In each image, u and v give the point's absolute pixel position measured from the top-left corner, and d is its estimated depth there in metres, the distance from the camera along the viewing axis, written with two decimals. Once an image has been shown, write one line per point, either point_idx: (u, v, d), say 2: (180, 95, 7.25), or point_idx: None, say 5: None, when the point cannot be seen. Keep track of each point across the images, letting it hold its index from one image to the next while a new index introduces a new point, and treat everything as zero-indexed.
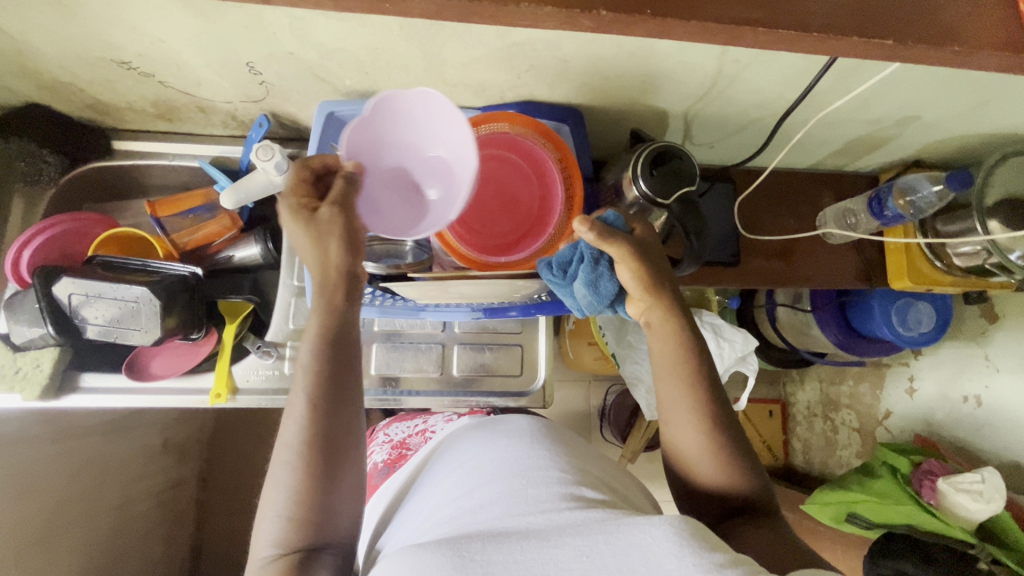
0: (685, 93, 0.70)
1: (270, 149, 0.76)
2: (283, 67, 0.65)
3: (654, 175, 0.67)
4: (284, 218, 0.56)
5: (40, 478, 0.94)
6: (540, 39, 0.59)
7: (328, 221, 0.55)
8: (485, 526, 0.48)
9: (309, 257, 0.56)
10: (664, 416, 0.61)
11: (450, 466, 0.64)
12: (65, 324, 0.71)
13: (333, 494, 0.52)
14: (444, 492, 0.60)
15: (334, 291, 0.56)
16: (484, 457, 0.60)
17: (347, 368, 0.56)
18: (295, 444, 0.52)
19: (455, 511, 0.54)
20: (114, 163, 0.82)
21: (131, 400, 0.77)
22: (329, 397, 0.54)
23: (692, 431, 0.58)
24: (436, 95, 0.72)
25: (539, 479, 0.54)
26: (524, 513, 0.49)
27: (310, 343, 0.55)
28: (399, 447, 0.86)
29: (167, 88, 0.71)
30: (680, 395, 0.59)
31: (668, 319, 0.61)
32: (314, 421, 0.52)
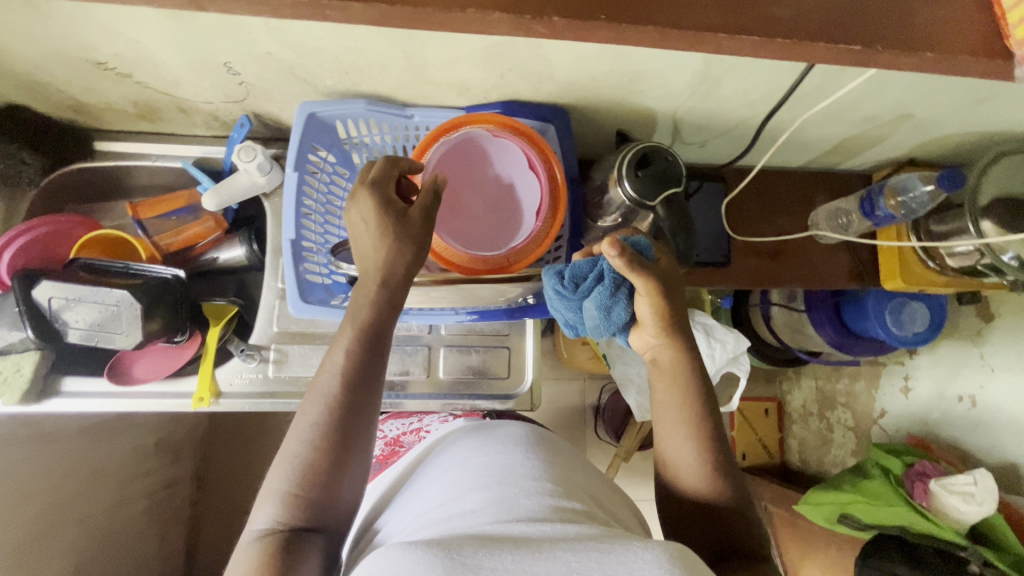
0: (671, 92, 0.69)
1: (252, 150, 0.75)
2: (261, 67, 0.64)
3: (639, 177, 0.66)
4: (372, 206, 0.54)
5: (31, 481, 0.93)
6: (520, 38, 0.57)
7: (413, 225, 0.55)
8: (475, 531, 0.47)
9: (371, 243, 0.54)
10: (659, 431, 0.62)
11: (442, 467, 0.63)
12: (45, 328, 0.71)
13: (340, 480, 0.51)
14: (435, 494, 0.58)
15: (392, 288, 0.55)
16: (483, 458, 0.59)
17: (379, 364, 0.55)
18: (315, 423, 0.51)
19: (447, 512, 0.53)
20: (96, 164, 0.81)
21: (114, 404, 0.77)
22: (360, 385, 0.53)
23: (687, 447, 0.59)
24: (419, 95, 0.71)
25: (541, 487, 0.53)
26: (515, 520, 0.48)
27: (354, 327, 0.54)
28: (392, 443, 0.84)
29: (146, 89, 0.70)
30: (676, 412, 0.60)
31: (672, 349, 0.61)
32: (340, 407, 0.52)
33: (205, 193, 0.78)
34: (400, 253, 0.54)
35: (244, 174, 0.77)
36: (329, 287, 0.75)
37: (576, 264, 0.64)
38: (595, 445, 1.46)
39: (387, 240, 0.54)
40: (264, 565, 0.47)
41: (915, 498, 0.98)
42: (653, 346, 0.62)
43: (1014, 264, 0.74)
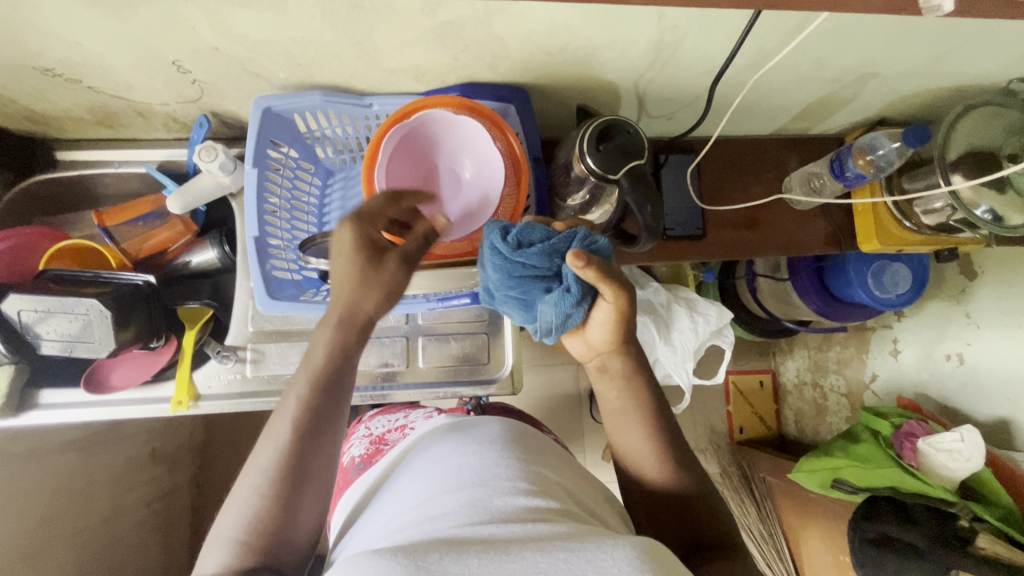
0: (630, 63, 0.68)
1: (212, 150, 0.74)
2: (211, 63, 0.63)
3: (600, 151, 0.65)
4: (350, 242, 0.53)
5: (21, 496, 0.94)
6: (467, 15, 0.57)
7: (387, 273, 0.54)
8: (443, 536, 0.47)
9: (343, 291, 0.53)
10: (612, 431, 0.64)
11: (413, 471, 0.63)
12: (15, 340, 0.70)
13: (291, 525, 0.51)
14: (405, 498, 0.58)
15: (353, 334, 0.55)
16: (453, 458, 0.59)
17: (338, 409, 0.54)
18: (268, 469, 0.50)
19: (415, 517, 0.52)
20: (59, 174, 0.80)
21: (98, 413, 0.77)
22: (313, 430, 0.52)
23: (641, 443, 0.62)
24: (376, 83, 0.70)
25: (512, 487, 0.53)
26: (485, 523, 0.48)
27: (308, 373, 0.53)
28: (376, 443, 0.82)
29: (99, 94, 0.69)
30: (632, 417, 0.62)
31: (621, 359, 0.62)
32: (291, 455, 0.51)
33: (170, 196, 0.77)
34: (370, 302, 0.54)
35: (208, 175, 0.76)
36: (299, 282, 0.76)
37: (525, 229, 0.56)
38: (590, 427, 1.46)
39: (355, 282, 0.53)
40: None
41: (903, 457, 0.98)
42: (602, 353, 0.62)
43: (987, 217, 0.73)
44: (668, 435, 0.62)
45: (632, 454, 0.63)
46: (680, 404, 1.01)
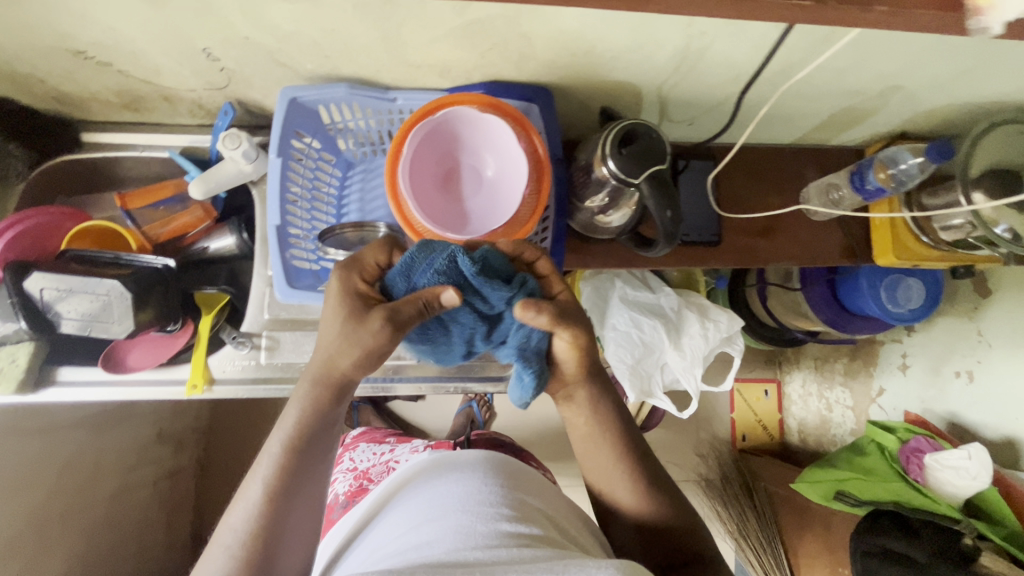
0: (655, 70, 0.68)
1: (236, 138, 0.75)
2: (240, 52, 0.64)
3: (623, 155, 0.65)
4: (338, 286, 0.57)
5: (31, 470, 0.96)
6: (497, 14, 0.57)
7: (364, 329, 0.54)
8: (429, 560, 0.49)
9: (319, 351, 0.57)
10: (588, 467, 0.67)
11: (396, 502, 0.64)
12: (37, 318, 0.72)
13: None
14: (390, 530, 0.60)
15: (325, 394, 0.58)
16: (438, 488, 0.61)
17: (311, 466, 0.59)
18: (244, 530, 0.55)
19: (395, 548, 0.55)
20: (83, 155, 0.81)
21: (112, 393, 0.78)
22: (283, 490, 0.56)
23: (617, 476, 0.65)
24: (401, 77, 0.70)
25: (494, 513, 0.56)
26: (469, 548, 0.51)
27: (283, 433, 0.58)
28: (360, 479, 0.90)
29: (129, 78, 0.70)
30: (604, 453, 0.65)
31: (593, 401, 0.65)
32: (266, 516, 0.55)
33: (192, 181, 0.78)
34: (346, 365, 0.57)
35: (230, 163, 0.77)
36: (317, 273, 0.76)
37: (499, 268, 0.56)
38: None
39: (335, 333, 0.55)
40: None
41: (909, 473, 0.99)
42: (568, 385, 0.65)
43: (1007, 236, 0.73)
44: (641, 462, 0.66)
45: (607, 486, 0.66)
46: (685, 410, 1.01)
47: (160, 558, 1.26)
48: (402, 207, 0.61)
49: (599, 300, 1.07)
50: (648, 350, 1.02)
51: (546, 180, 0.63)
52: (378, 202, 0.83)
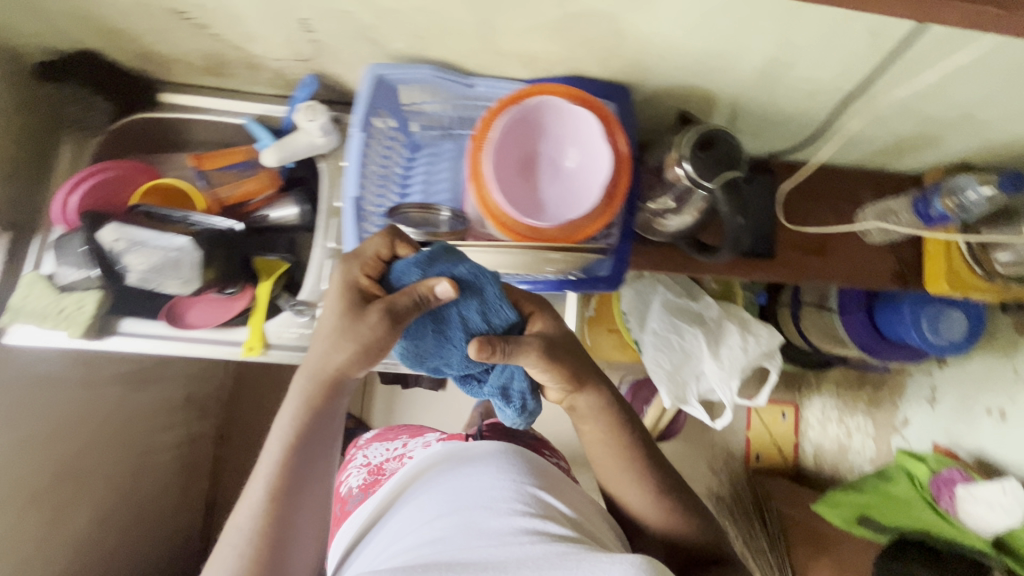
0: (737, 80, 0.69)
1: (314, 111, 0.77)
2: (337, 25, 0.65)
3: (700, 158, 0.66)
4: (335, 282, 0.59)
5: (70, 419, 0.97)
6: (598, 9, 0.58)
7: (361, 325, 0.56)
8: (445, 556, 0.53)
9: (317, 353, 0.58)
10: (600, 469, 0.70)
11: (411, 493, 0.68)
12: (108, 268, 0.74)
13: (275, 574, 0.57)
14: (404, 520, 0.63)
15: (318, 393, 0.60)
16: (451, 480, 0.65)
17: (313, 464, 0.60)
18: (250, 529, 0.57)
19: (407, 543, 0.58)
20: (159, 114, 0.82)
21: (167, 348, 0.78)
22: (286, 489, 0.58)
23: (625, 478, 0.68)
24: (485, 65, 0.71)
25: (505, 505, 0.59)
26: (481, 545, 0.55)
27: (282, 434, 0.59)
28: (375, 473, 0.83)
29: (220, 42, 0.71)
30: (614, 458, 0.68)
31: (602, 414, 0.66)
32: (271, 514, 0.57)
33: (265, 149, 0.80)
34: (345, 364, 0.58)
35: (304, 134, 0.79)
36: None
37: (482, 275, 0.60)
38: None
39: (331, 331, 0.57)
40: None
41: (940, 502, 0.99)
42: (567, 396, 0.66)
43: None
44: (651, 464, 0.68)
45: (616, 487, 0.70)
46: (719, 420, 1.01)
47: (168, 521, 1.27)
48: (485, 192, 0.62)
49: (640, 304, 1.07)
50: (685, 357, 1.03)
51: (625, 175, 0.63)
52: (440, 186, 0.84)
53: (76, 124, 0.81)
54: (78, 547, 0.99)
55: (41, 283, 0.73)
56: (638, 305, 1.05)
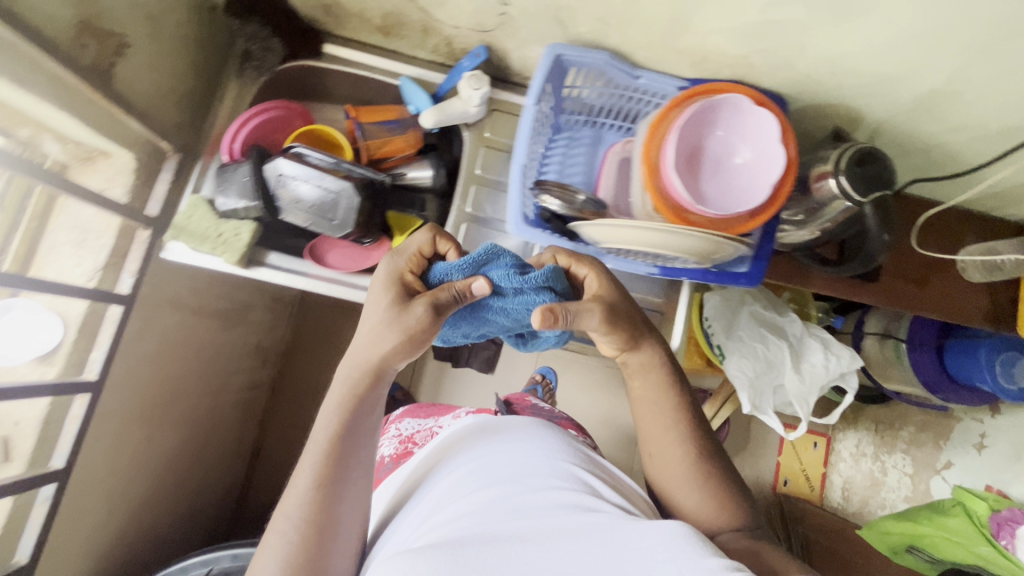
0: (896, 105, 0.72)
1: (479, 80, 0.81)
2: (533, 2, 0.69)
3: (857, 173, 0.69)
4: (382, 277, 0.66)
5: (185, 343, 1.00)
6: (797, 20, 0.62)
7: (407, 317, 0.62)
8: (480, 529, 0.54)
9: (362, 343, 0.65)
10: (644, 439, 0.72)
11: (448, 469, 0.69)
12: (268, 201, 0.77)
13: (324, 554, 0.61)
14: (441, 493, 0.65)
15: (362, 383, 0.65)
16: (484, 458, 0.66)
17: (354, 452, 0.65)
18: (298, 519, 0.61)
19: (447, 511, 0.60)
20: (322, 64, 0.86)
21: (306, 284, 0.80)
22: (332, 476, 0.63)
23: (668, 440, 0.70)
24: (654, 58, 0.75)
25: (543, 483, 0.62)
26: (516, 518, 0.56)
27: (329, 424, 0.64)
28: (407, 443, 0.86)
29: (409, 3, 0.75)
30: (661, 414, 0.71)
31: (651, 369, 0.72)
32: (319, 503, 0.62)
33: (423, 112, 0.84)
34: (388, 356, 0.64)
35: (461, 101, 0.83)
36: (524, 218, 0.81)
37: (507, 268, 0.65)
38: None
39: (381, 324, 0.63)
40: None
41: (999, 538, 0.99)
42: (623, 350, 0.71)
43: None
44: (697, 429, 0.71)
45: (657, 457, 0.71)
46: (794, 431, 1.05)
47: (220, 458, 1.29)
48: (661, 180, 0.68)
49: (724, 312, 1.11)
50: (768, 366, 1.07)
51: (791, 176, 0.65)
52: (574, 168, 0.89)
53: (244, 62, 0.85)
54: (161, 467, 1.03)
55: (203, 206, 0.77)
56: (723, 312, 1.10)
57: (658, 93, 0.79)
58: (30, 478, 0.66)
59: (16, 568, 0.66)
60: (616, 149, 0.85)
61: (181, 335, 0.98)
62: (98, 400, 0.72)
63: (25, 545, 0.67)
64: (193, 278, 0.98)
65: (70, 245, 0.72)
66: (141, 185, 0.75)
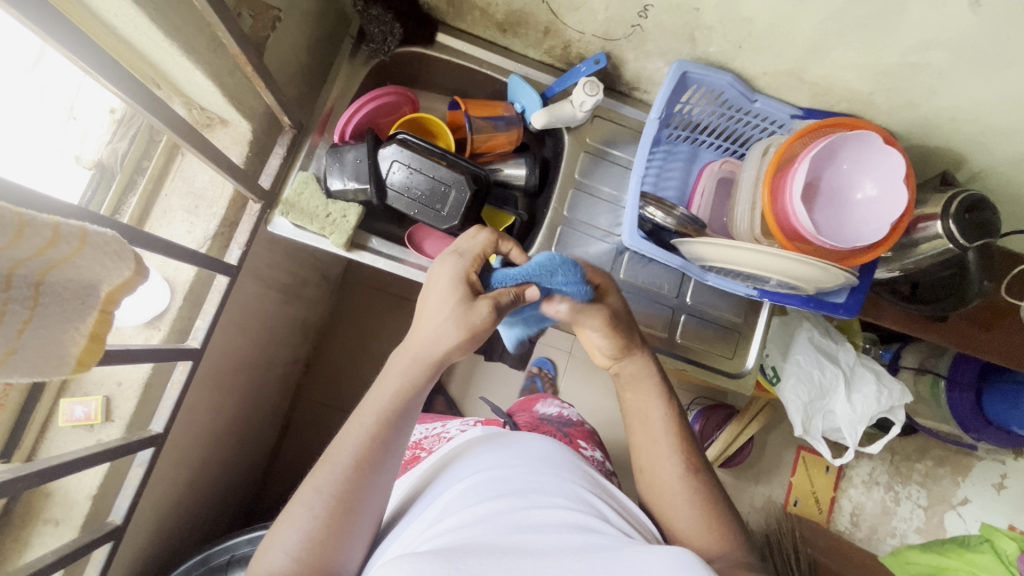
0: (1005, 158, 0.74)
1: (595, 87, 0.80)
2: (673, 18, 0.70)
3: (965, 220, 0.72)
4: (449, 273, 0.64)
5: (252, 317, 0.99)
6: (938, 66, 0.63)
7: (472, 314, 0.61)
8: (483, 539, 0.50)
9: (420, 334, 0.63)
10: (642, 457, 0.74)
11: (455, 476, 0.65)
12: (379, 186, 0.77)
13: (342, 540, 0.58)
14: (445, 500, 0.61)
15: (422, 372, 0.63)
16: (494, 469, 0.63)
17: (396, 442, 0.62)
18: (329, 494, 0.58)
19: (449, 517, 0.56)
20: (435, 52, 0.85)
21: (405, 272, 0.80)
22: (372, 460, 0.60)
23: (660, 452, 0.72)
24: (774, 85, 0.77)
25: (553, 500, 0.58)
26: (521, 533, 0.52)
27: (377, 405, 0.61)
28: (414, 448, 0.85)
29: (541, 3, 0.75)
30: (655, 426, 0.74)
31: (644, 382, 0.76)
32: (352, 481, 0.59)
33: (533, 113, 0.84)
34: (447, 350, 0.62)
35: (572, 105, 0.83)
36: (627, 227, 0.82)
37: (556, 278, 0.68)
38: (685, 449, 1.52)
39: (446, 317, 0.62)
40: None
41: None
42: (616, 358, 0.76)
43: None
44: (688, 445, 0.73)
45: (653, 477, 0.72)
46: (846, 457, 1.09)
47: (261, 432, 1.28)
48: (783, 208, 0.69)
49: (782, 337, 1.14)
50: (821, 393, 1.09)
51: (911, 215, 0.66)
52: (669, 182, 0.90)
53: (358, 43, 0.84)
54: (219, 437, 1.03)
55: (313, 183, 0.77)
56: (778, 337, 1.13)
57: (771, 119, 0.81)
58: (135, 440, 0.66)
59: (112, 527, 0.67)
60: (715, 168, 0.87)
61: (253, 307, 0.97)
62: (197, 368, 0.72)
63: (121, 506, 0.68)
64: (269, 251, 0.97)
65: (182, 210, 0.71)
66: (255, 156, 0.75)
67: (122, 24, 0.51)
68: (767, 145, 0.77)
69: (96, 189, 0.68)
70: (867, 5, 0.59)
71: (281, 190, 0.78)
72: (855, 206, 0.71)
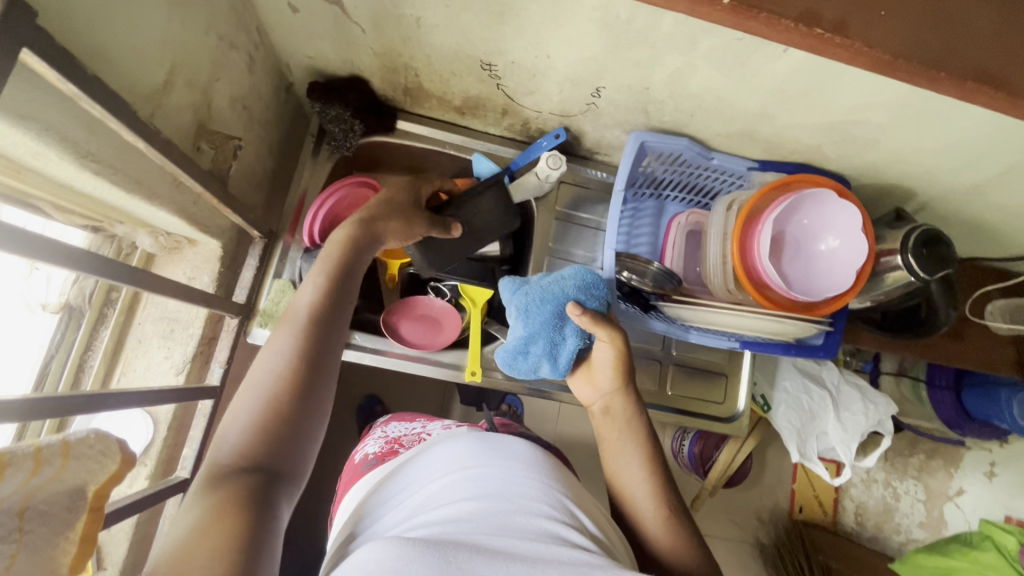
0: (955, 190, 0.77)
1: (558, 159, 0.81)
2: (625, 96, 0.72)
3: (924, 254, 0.75)
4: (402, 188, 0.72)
5: None
6: (875, 122, 0.67)
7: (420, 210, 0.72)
8: (463, 542, 0.44)
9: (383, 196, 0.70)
10: (612, 466, 0.65)
11: (428, 464, 0.57)
12: None
13: (305, 415, 0.51)
14: (418, 495, 0.53)
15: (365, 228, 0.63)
16: (468, 459, 0.54)
17: (347, 301, 0.59)
18: (288, 351, 0.53)
19: (428, 512, 0.49)
20: (397, 140, 0.86)
21: (388, 363, 0.82)
22: (332, 308, 0.57)
23: (638, 469, 0.63)
24: (729, 143, 0.80)
25: (534, 501, 0.50)
26: (505, 535, 0.45)
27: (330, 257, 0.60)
28: (391, 443, 0.70)
29: (496, 90, 0.77)
30: (629, 442, 0.64)
31: (621, 396, 0.66)
32: (312, 328, 0.55)
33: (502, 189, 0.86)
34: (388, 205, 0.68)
35: (535, 178, 0.83)
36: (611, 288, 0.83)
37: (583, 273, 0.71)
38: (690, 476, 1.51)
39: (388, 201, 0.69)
40: (221, 497, 0.43)
41: None
42: (607, 394, 0.67)
43: None
44: (665, 476, 0.63)
45: (629, 494, 0.63)
46: (844, 474, 1.10)
47: None
48: (753, 266, 0.71)
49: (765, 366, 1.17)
50: (811, 415, 1.12)
51: (873, 260, 0.68)
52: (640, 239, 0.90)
53: (319, 140, 0.85)
54: None
55: (291, 291, 0.75)
56: (763, 368, 1.17)
57: (729, 172, 0.84)
58: None
59: None
60: (681, 221, 0.88)
61: None
62: None
63: None
64: None
65: (157, 336, 0.72)
66: (225, 270, 0.74)
67: (79, 186, 0.51)
68: (731, 202, 0.79)
69: (66, 329, 0.68)
70: (806, 79, 0.62)
71: (258, 300, 0.76)
72: (821, 253, 0.73)
